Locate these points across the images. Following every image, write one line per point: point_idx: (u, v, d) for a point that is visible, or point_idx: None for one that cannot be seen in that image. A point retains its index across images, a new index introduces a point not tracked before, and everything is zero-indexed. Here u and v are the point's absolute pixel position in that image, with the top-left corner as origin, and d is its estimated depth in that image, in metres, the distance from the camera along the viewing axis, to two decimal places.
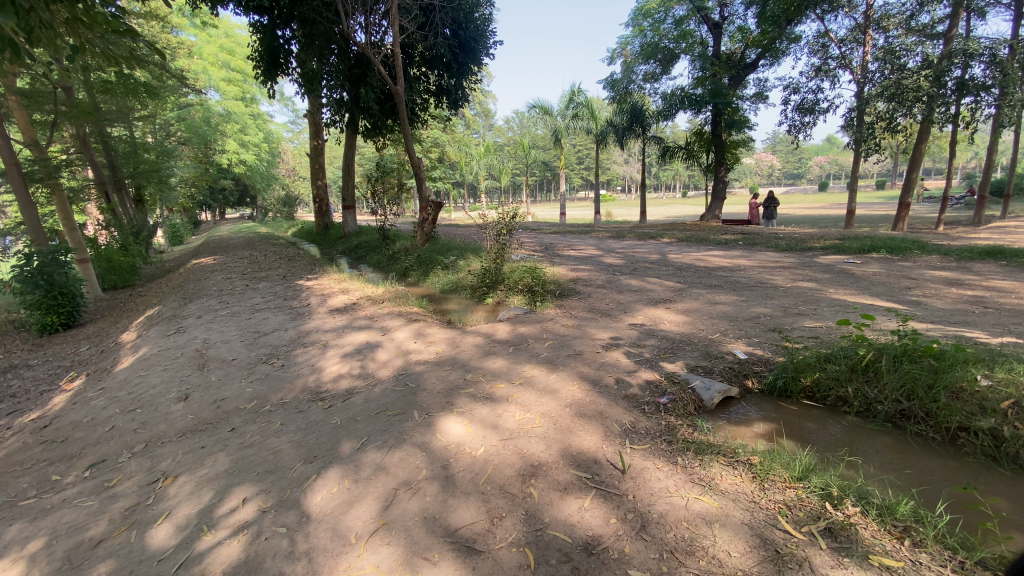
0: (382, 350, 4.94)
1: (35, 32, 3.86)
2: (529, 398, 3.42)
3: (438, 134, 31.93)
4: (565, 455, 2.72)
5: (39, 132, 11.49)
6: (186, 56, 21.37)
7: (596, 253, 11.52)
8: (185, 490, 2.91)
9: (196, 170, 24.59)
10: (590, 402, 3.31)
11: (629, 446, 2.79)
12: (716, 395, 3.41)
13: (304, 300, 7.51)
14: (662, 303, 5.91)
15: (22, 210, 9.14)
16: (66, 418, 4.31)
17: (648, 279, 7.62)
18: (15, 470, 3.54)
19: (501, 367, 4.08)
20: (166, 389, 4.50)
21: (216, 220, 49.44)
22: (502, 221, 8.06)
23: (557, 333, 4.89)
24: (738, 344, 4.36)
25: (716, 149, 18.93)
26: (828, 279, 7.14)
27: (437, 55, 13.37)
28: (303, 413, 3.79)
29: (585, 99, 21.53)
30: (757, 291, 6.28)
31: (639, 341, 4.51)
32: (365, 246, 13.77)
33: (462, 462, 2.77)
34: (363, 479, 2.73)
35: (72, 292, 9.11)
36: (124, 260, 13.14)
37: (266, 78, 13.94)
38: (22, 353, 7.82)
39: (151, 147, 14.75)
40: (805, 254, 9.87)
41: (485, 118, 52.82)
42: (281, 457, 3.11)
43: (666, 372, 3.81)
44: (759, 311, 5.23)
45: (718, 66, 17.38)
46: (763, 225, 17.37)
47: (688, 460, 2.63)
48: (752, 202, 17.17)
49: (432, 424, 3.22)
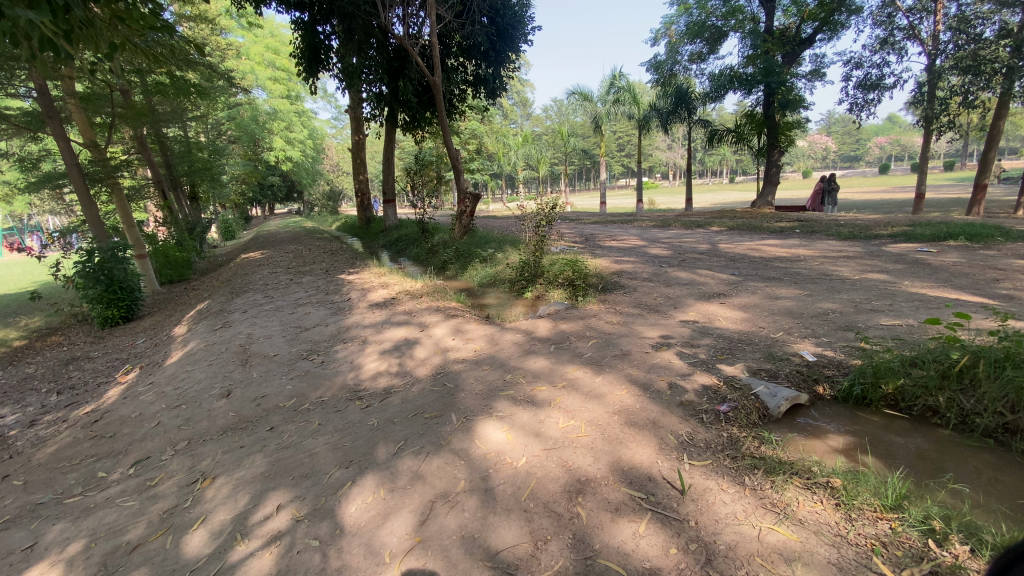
0: (420, 347, 4.80)
1: (75, 32, 3.88)
2: (574, 403, 3.18)
3: (476, 126, 31.82)
4: (616, 470, 2.47)
5: (100, 134, 12.09)
6: (234, 57, 22.06)
7: (641, 243, 11.06)
8: (222, 493, 2.85)
9: (246, 167, 25.55)
10: (643, 409, 3.03)
11: (688, 461, 2.51)
12: (784, 402, 3.07)
13: (345, 295, 7.52)
14: (716, 297, 5.51)
15: (84, 209, 9.60)
16: (116, 413, 4.41)
17: (698, 271, 7.19)
18: (66, 466, 3.64)
19: (543, 367, 3.85)
20: (210, 385, 4.54)
21: (266, 214, 51.52)
22: (541, 212, 7.77)
23: (602, 331, 4.61)
24: (806, 344, 3.95)
25: (768, 132, 17.86)
26: (901, 271, 6.48)
27: (474, 44, 13.19)
28: (340, 412, 3.69)
29: (627, 83, 21.01)
30: (821, 284, 5.74)
31: (692, 340, 4.17)
32: (405, 240, 13.82)
33: (503, 473, 2.57)
34: (399, 489, 2.57)
35: (130, 286, 9.53)
36: (180, 256, 13.73)
37: (309, 74, 14.12)
38: (86, 345, 8.26)
39: (203, 146, 15.29)
40: (870, 243, 9.11)
41: (524, 108, 52.34)
42: (317, 460, 3.01)
43: (725, 376, 3.48)
44: (827, 307, 4.76)
45: (770, 43, 16.32)
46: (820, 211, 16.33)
47: (757, 481, 2.33)
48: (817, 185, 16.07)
49: (470, 429, 3.03)
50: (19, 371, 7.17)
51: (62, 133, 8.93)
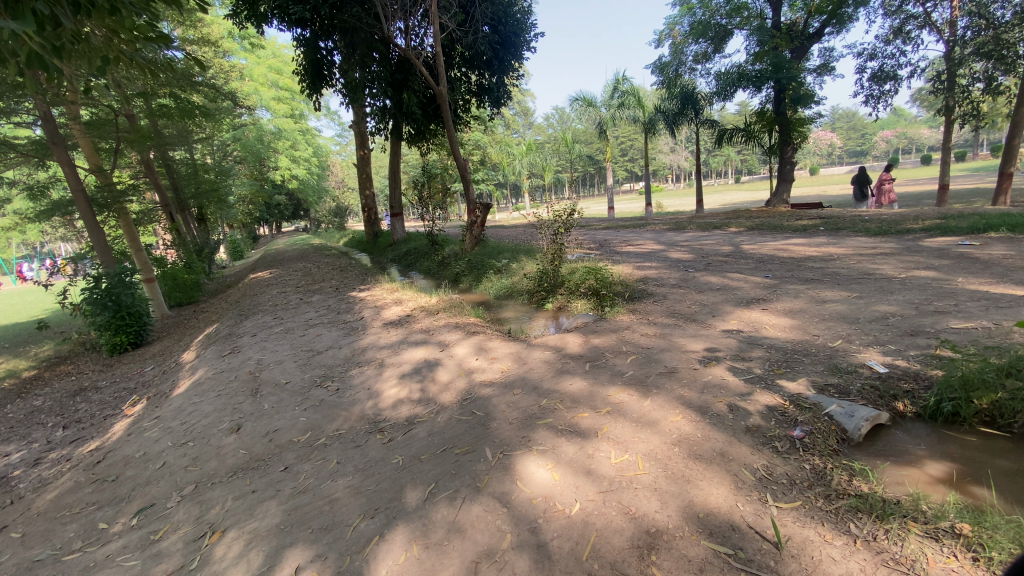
0: (442, 369, 4.44)
1: (67, 46, 3.57)
2: (623, 432, 2.81)
3: (479, 137, 31.82)
4: (690, 519, 2.10)
5: (107, 160, 11.95)
6: (238, 79, 22.09)
7: (658, 247, 10.70)
8: (234, 551, 2.49)
9: (252, 187, 25.55)
10: (706, 437, 2.65)
11: (774, 504, 2.14)
12: (864, 424, 2.71)
13: (358, 314, 7.20)
14: (756, 303, 5.13)
15: (91, 235, 9.38)
16: (120, 452, 4.09)
17: (729, 275, 6.80)
18: (65, 516, 3.30)
19: (581, 389, 3.47)
20: (218, 419, 4.21)
21: (273, 234, 51.70)
22: (558, 218, 7.42)
23: (639, 344, 4.23)
24: (872, 353, 3.56)
25: (780, 129, 17.48)
26: (949, 267, 6.05)
27: (478, 53, 13.00)
28: (360, 448, 3.34)
29: (631, 86, 20.71)
30: (868, 285, 5.35)
31: (742, 353, 3.78)
32: (414, 253, 13.54)
33: (555, 524, 2.20)
34: (435, 545, 2.21)
35: (138, 311, 9.31)
36: (188, 278, 13.55)
37: (312, 91, 13.96)
38: (94, 374, 8.00)
39: (209, 168, 15.15)
40: (903, 238, 8.68)
41: (525, 118, 52.50)
42: (338, 508, 2.65)
43: (789, 395, 3.10)
44: (884, 310, 4.35)
45: (779, 39, 15.98)
46: (856, 207, 15.83)
47: (867, 531, 1.95)
48: (855, 177, 15.28)
49: (508, 468, 2.67)
50: (25, 405, 6.90)
51: (66, 158, 8.72)
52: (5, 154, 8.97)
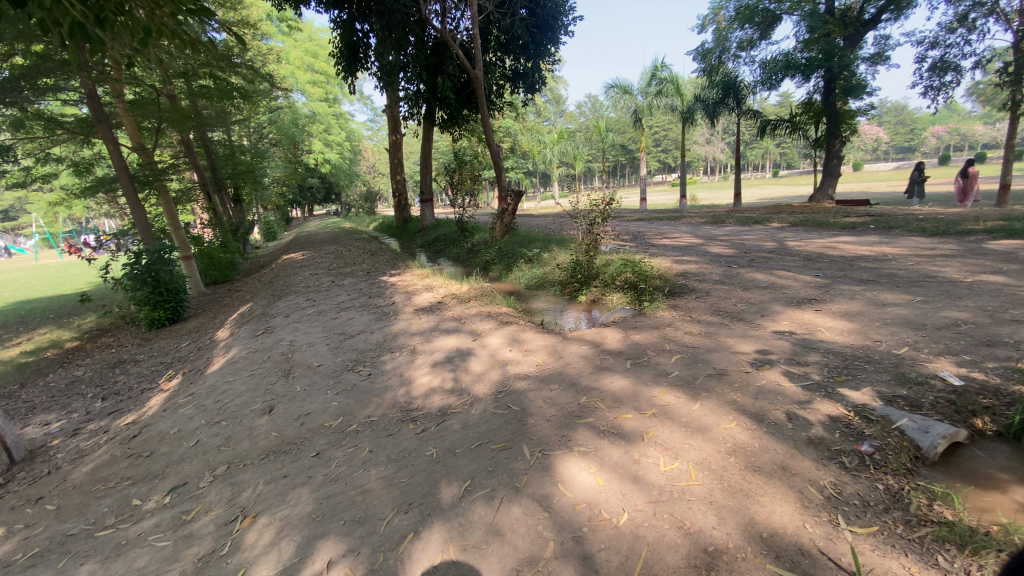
0: (475, 359, 4.32)
1: (110, 18, 3.49)
2: (671, 437, 2.63)
3: (510, 124, 31.48)
4: (752, 538, 1.92)
5: (150, 139, 12.22)
6: (276, 61, 22.27)
7: (696, 241, 10.31)
8: (265, 538, 2.43)
9: (286, 170, 25.88)
10: (764, 448, 2.45)
11: (847, 527, 1.95)
12: (941, 441, 2.46)
13: (389, 299, 7.15)
14: (808, 304, 4.83)
15: (133, 212, 9.57)
16: (155, 428, 4.11)
17: (775, 272, 6.46)
18: (100, 490, 3.32)
19: (623, 388, 3.29)
20: (250, 399, 4.20)
21: (305, 216, 52.77)
22: (595, 208, 7.19)
23: (683, 343, 4.02)
24: (943, 364, 3.27)
25: (828, 121, 16.56)
26: (1021, 272, 5.59)
27: (514, 37, 12.74)
28: (393, 438, 3.25)
29: (670, 74, 20.00)
30: (932, 288, 4.97)
31: (798, 356, 3.53)
32: (444, 240, 13.47)
33: (602, 534, 2.05)
34: (472, 548, 2.09)
35: (175, 288, 9.49)
36: (224, 257, 13.83)
37: (348, 74, 13.92)
38: (132, 348, 8.21)
39: (246, 149, 15.32)
40: (965, 240, 8.11)
41: (557, 105, 51.70)
42: (370, 500, 2.56)
43: (853, 405, 2.85)
44: (955, 317, 4.01)
45: (832, 24, 15.10)
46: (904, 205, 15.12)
47: (957, 567, 1.75)
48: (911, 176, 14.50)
49: (548, 468, 2.53)
50: (67, 375, 7.10)
51: (111, 136, 8.86)
52: (53, 131, 9.19)
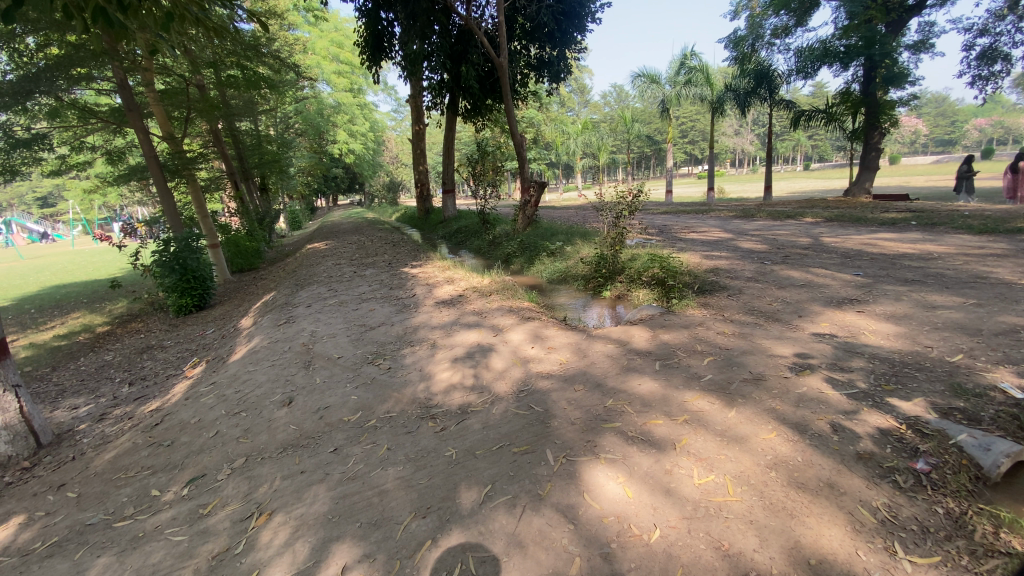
0: (496, 355, 4.20)
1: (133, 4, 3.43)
2: (705, 446, 2.47)
3: (534, 114, 31.12)
4: (798, 564, 1.76)
5: (179, 129, 12.39)
6: (302, 52, 22.43)
7: (725, 236, 9.97)
8: (280, 538, 2.37)
9: (311, 160, 26.13)
10: (808, 463, 2.27)
11: (906, 557, 1.77)
12: (1004, 460, 2.20)
13: (410, 291, 7.08)
14: (849, 304, 4.56)
15: (162, 201, 9.71)
16: (177, 416, 4.12)
17: (812, 270, 6.15)
18: (121, 479, 3.33)
19: (651, 392, 3.13)
20: (270, 390, 4.17)
21: (330, 205, 53.35)
22: (622, 200, 6.97)
23: (715, 344, 3.82)
24: (1003, 374, 3.01)
25: (867, 111, 15.83)
26: None
27: (539, 24, 12.48)
28: (412, 436, 3.16)
29: (699, 63, 19.40)
30: (985, 290, 4.64)
31: (840, 362, 3.31)
32: (465, 231, 13.38)
33: (632, 552, 1.92)
34: (492, 560, 1.99)
35: (202, 276, 9.62)
36: (249, 246, 14.01)
37: (372, 63, 13.85)
38: (160, 334, 8.36)
39: (272, 139, 15.45)
40: (1017, 238, 7.62)
41: (582, 95, 50.95)
42: (387, 502, 2.47)
43: (905, 417, 2.63)
44: (1013, 323, 3.71)
45: (874, 10, 14.36)
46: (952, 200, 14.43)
47: None
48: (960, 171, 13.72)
49: (573, 476, 2.40)
50: (97, 359, 7.25)
51: (141, 125, 8.97)
52: (87, 121, 9.35)
